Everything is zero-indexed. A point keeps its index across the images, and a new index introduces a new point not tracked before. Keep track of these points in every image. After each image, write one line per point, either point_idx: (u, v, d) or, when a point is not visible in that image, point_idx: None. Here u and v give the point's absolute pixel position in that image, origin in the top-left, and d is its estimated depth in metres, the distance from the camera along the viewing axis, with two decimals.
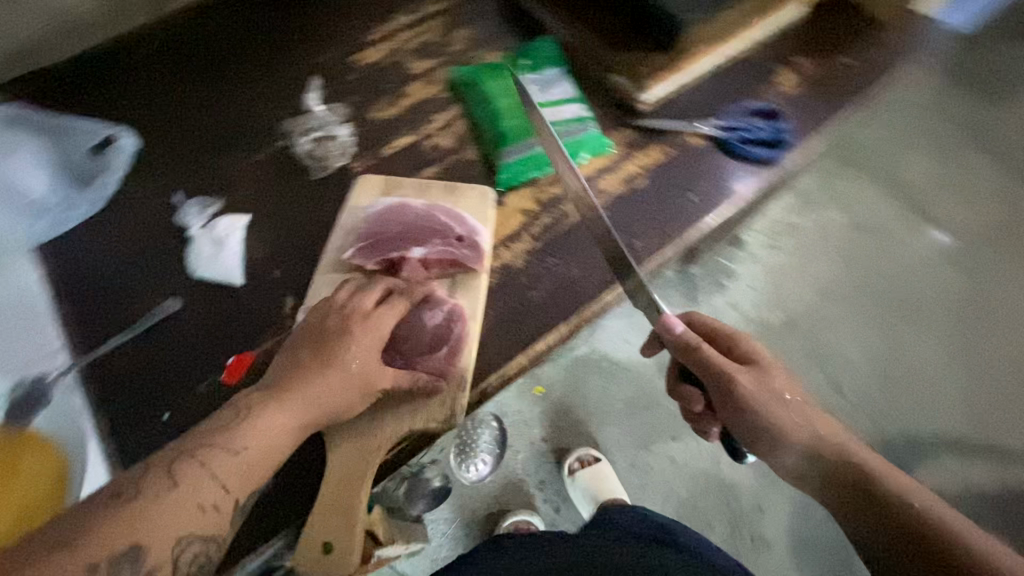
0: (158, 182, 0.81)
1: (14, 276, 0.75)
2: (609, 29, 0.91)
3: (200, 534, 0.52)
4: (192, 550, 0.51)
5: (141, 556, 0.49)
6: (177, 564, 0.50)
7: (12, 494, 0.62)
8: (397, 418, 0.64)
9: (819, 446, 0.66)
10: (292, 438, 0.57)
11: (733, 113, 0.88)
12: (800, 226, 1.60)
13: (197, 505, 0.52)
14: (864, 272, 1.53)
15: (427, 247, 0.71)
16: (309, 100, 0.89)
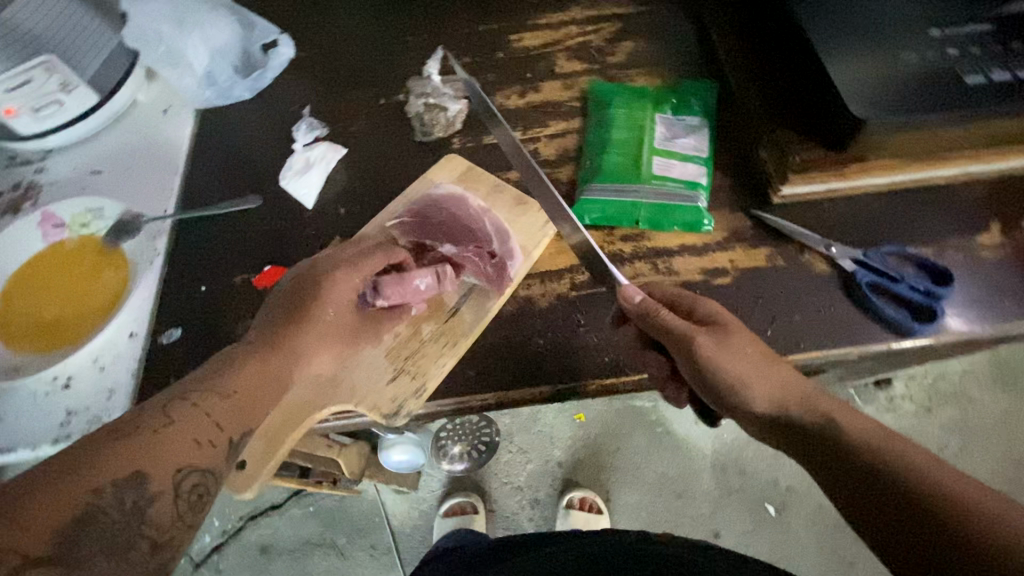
0: (301, 94, 0.92)
1: (175, 127, 0.93)
2: (777, 96, 0.74)
3: (199, 467, 0.51)
4: (191, 481, 0.50)
5: (145, 485, 0.47)
6: (177, 494, 0.49)
7: (94, 292, 0.77)
8: (352, 390, 0.67)
9: (786, 403, 0.57)
10: (274, 388, 0.58)
11: (888, 252, 0.69)
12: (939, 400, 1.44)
13: (193, 440, 0.51)
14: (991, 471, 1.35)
15: (457, 248, 0.72)
16: (427, 67, 0.90)
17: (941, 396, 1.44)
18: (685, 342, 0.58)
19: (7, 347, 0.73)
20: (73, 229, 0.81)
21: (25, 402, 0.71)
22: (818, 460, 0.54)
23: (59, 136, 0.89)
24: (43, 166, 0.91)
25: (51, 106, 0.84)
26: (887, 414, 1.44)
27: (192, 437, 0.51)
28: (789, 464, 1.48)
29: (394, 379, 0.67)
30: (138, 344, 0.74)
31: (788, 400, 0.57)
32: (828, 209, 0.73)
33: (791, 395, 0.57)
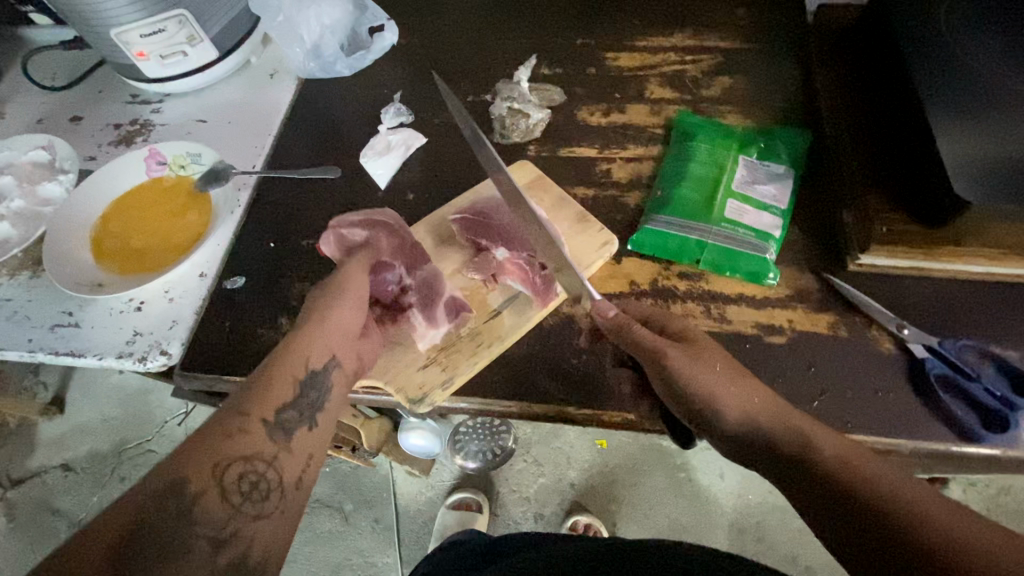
0: (396, 78, 0.96)
1: (277, 92, 0.99)
2: (874, 159, 0.70)
3: (238, 455, 0.50)
4: (236, 472, 0.50)
5: (183, 487, 0.46)
6: (224, 489, 0.48)
7: (177, 229, 0.84)
8: (385, 368, 0.69)
9: (759, 418, 0.56)
10: (318, 376, 0.59)
11: (969, 345, 0.63)
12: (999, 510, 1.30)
13: (224, 439, 0.51)
14: None
15: (510, 253, 0.73)
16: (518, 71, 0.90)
17: (1004, 512, 1.30)
18: (665, 361, 0.59)
19: (96, 263, 0.81)
20: (172, 169, 0.88)
21: (102, 316, 0.78)
22: (798, 488, 0.52)
23: (178, 83, 0.97)
24: (160, 108, 1.00)
25: (177, 56, 0.92)
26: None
27: (223, 430, 0.51)
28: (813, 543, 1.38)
29: (424, 369, 0.69)
30: (206, 284, 0.80)
31: (763, 418, 0.56)
32: (909, 286, 0.68)
33: (766, 412, 0.57)
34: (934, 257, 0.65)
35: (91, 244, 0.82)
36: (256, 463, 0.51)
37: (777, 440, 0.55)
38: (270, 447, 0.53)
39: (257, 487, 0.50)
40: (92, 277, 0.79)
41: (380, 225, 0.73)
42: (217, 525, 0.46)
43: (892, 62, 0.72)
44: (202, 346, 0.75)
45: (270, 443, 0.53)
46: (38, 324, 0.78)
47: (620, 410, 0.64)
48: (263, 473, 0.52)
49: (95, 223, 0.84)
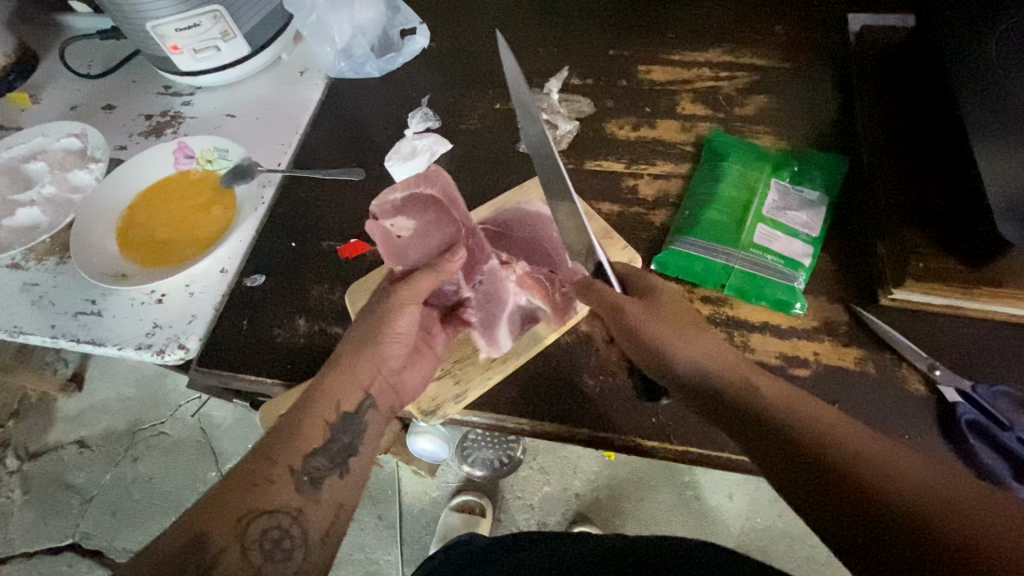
0: (425, 81, 0.95)
1: (307, 90, 1.00)
2: (914, 191, 0.68)
3: (260, 511, 0.51)
4: (261, 527, 0.51)
5: (205, 546, 0.48)
6: (247, 545, 0.49)
7: (203, 224, 0.85)
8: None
9: (758, 398, 0.54)
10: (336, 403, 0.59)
11: (1004, 389, 0.61)
12: None
13: (252, 484, 0.52)
14: None
15: (531, 267, 0.72)
16: (547, 84, 0.90)
17: None
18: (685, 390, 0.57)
19: (120, 254, 0.81)
20: (200, 163, 0.89)
21: (124, 307, 0.79)
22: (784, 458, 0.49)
23: (210, 77, 0.98)
24: (191, 100, 1.01)
25: (209, 50, 0.93)
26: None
27: (247, 480, 0.52)
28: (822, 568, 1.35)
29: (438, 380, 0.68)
30: (226, 280, 0.80)
31: (756, 391, 0.54)
32: (942, 325, 0.65)
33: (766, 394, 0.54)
34: (970, 297, 0.63)
35: (117, 234, 0.83)
36: (284, 517, 0.52)
37: (766, 410, 0.52)
38: (294, 497, 0.53)
39: (281, 544, 0.51)
40: (117, 268, 0.80)
41: (422, 219, 0.72)
42: None
43: (937, 91, 0.70)
44: (220, 343, 0.75)
45: (294, 494, 0.53)
46: (61, 311, 0.79)
47: (635, 435, 0.63)
48: (286, 528, 0.52)
49: (122, 213, 0.85)
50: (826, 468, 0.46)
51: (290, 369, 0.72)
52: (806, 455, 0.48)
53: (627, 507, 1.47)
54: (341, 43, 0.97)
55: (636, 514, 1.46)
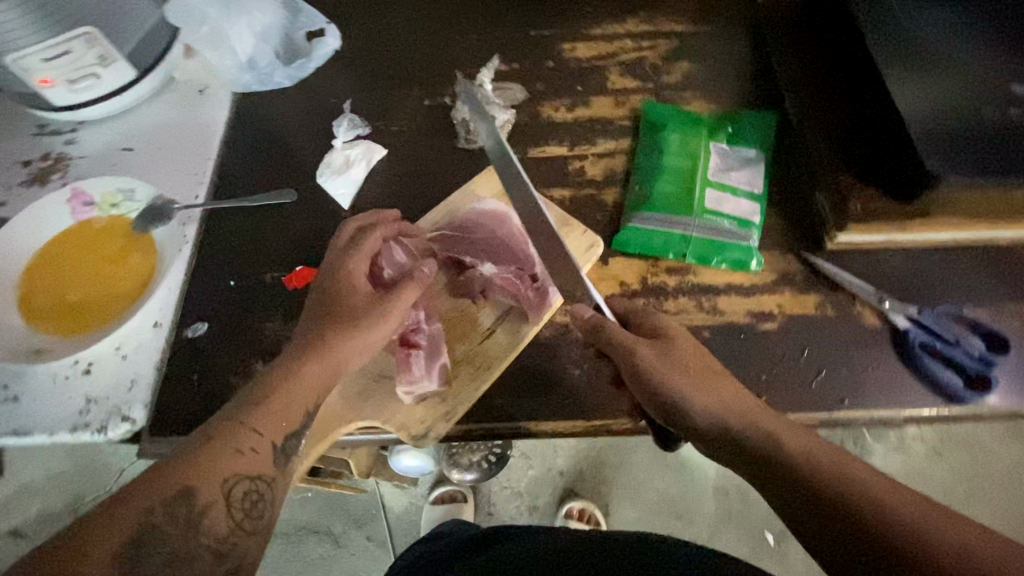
0: (343, 86, 0.89)
1: (212, 111, 0.91)
2: (841, 138, 0.72)
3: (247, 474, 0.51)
4: (238, 490, 0.50)
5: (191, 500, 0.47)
6: (229, 504, 0.49)
7: (119, 275, 0.75)
8: (381, 406, 0.65)
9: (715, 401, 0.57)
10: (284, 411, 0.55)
11: (943, 311, 0.66)
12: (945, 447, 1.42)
13: (237, 450, 0.51)
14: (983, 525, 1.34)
15: (497, 268, 0.69)
16: (480, 75, 0.87)
17: (951, 446, 1.42)
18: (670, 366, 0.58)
19: (27, 326, 0.71)
20: (103, 209, 0.79)
21: (45, 386, 0.70)
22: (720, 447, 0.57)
23: (93, 109, 0.86)
24: (74, 138, 0.89)
25: (88, 79, 0.81)
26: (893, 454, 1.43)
27: (230, 446, 0.51)
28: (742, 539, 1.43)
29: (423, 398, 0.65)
30: (162, 334, 0.73)
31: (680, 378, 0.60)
32: (886, 260, 0.70)
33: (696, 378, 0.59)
34: (904, 230, 0.68)
35: (17, 305, 0.72)
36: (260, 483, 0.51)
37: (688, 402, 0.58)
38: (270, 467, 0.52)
39: (256, 504, 0.50)
40: (28, 343, 0.70)
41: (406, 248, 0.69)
42: (219, 537, 0.48)
43: (848, 39, 0.73)
44: (171, 405, 0.68)
45: (274, 466, 0.53)
46: None
47: (629, 418, 0.63)
48: (264, 492, 0.51)
49: (19, 280, 0.74)
50: (796, 481, 0.51)
51: None
52: (776, 471, 0.53)
53: (612, 476, 1.51)
54: (241, 54, 0.89)
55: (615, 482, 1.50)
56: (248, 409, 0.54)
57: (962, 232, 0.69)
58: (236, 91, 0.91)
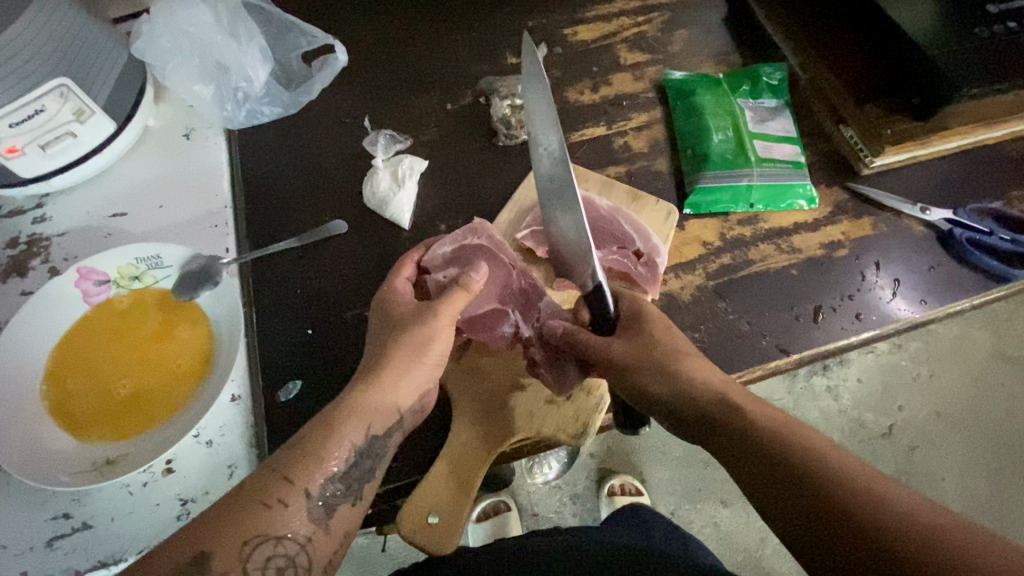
0: (352, 104, 0.83)
1: (205, 153, 0.80)
2: (854, 74, 0.79)
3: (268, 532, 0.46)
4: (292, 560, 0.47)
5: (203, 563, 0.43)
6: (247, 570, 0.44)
7: (168, 354, 0.64)
8: (528, 414, 0.64)
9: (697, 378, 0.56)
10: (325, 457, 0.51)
11: (973, 208, 0.76)
12: (936, 338, 1.50)
13: (259, 503, 0.47)
14: (986, 404, 1.43)
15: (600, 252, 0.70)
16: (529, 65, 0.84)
17: (942, 340, 1.49)
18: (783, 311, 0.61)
19: (79, 439, 0.60)
20: (121, 284, 0.67)
21: (123, 499, 0.59)
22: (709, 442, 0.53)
23: (68, 175, 0.73)
24: (44, 214, 0.75)
25: (63, 140, 0.69)
26: (866, 356, 1.48)
27: (257, 500, 0.47)
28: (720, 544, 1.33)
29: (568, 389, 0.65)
30: (244, 408, 0.64)
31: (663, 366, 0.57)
32: (908, 175, 0.79)
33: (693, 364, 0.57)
34: (926, 144, 0.76)
35: (54, 418, 0.60)
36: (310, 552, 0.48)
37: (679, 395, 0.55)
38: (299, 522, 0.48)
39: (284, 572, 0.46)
40: (89, 457, 0.59)
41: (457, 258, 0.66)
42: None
43: None
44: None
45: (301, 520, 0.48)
46: (27, 548, 0.57)
47: (757, 364, 0.68)
48: (292, 556, 0.47)
49: (43, 389, 0.61)
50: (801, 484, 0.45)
51: (395, 465, 0.62)
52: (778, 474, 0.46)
53: None
54: (236, 83, 0.80)
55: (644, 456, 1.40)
56: (285, 454, 0.50)
57: (968, 135, 0.78)
58: (232, 128, 0.81)
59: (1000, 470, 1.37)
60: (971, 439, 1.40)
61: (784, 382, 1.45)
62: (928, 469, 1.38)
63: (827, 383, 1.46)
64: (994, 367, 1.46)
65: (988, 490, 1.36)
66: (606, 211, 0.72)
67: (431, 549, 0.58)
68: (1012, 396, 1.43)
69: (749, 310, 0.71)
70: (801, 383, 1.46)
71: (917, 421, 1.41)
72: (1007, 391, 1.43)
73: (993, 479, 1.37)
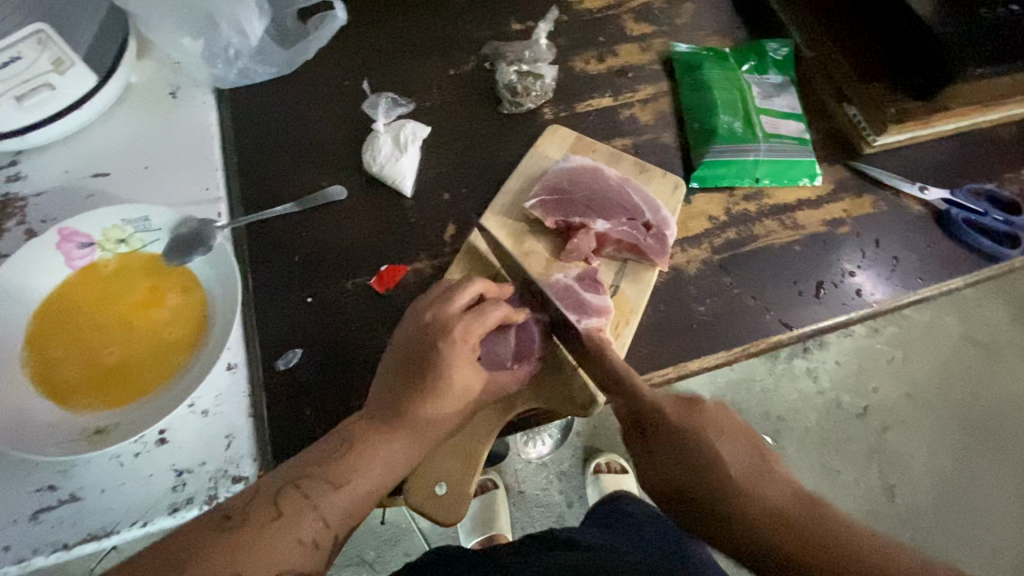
0: (349, 66, 0.80)
1: (194, 111, 0.75)
2: (860, 50, 0.79)
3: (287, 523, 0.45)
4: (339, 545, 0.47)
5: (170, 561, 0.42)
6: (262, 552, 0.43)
7: (159, 320, 0.61)
8: (539, 384, 0.64)
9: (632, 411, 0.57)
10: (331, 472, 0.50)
11: (967, 189, 0.78)
12: (914, 322, 1.54)
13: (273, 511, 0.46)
14: (957, 386, 1.48)
15: (608, 224, 0.70)
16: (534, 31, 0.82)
17: (919, 324, 1.53)
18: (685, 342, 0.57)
19: (65, 408, 0.56)
20: (106, 247, 0.63)
21: (113, 470, 0.57)
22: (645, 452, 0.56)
23: (45, 130, 0.68)
24: (19, 172, 0.70)
25: (41, 92, 0.64)
26: (845, 339, 1.52)
27: None
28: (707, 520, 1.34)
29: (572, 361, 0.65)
30: (242, 376, 0.62)
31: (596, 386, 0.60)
32: (906, 155, 0.80)
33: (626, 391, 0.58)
34: (927, 124, 0.77)
35: (37, 385, 0.57)
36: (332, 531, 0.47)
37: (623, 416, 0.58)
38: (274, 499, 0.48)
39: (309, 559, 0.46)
40: (77, 426, 0.56)
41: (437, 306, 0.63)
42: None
43: None
44: (299, 445, 0.61)
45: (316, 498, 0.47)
46: (10, 521, 0.54)
47: (762, 338, 0.68)
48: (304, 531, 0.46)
49: (24, 355, 0.58)
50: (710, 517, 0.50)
51: None
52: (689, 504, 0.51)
53: None
54: (226, 39, 0.75)
55: None
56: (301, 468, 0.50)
57: (967, 118, 0.79)
58: (222, 88, 0.77)
59: (968, 449, 1.43)
60: (941, 418, 1.46)
61: (766, 364, 1.48)
62: (900, 448, 1.43)
63: (808, 364, 1.49)
64: (964, 351, 1.52)
65: (954, 469, 1.41)
66: (616, 184, 0.72)
67: (437, 517, 0.58)
68: (980, 379, 1.49)
69: (753, 284, 0.71)
70: (783, 365, 1.49)
71: (890, 403, 1.46)
72: (974, 374, 1.49)
73: (959, 459, 1.42)
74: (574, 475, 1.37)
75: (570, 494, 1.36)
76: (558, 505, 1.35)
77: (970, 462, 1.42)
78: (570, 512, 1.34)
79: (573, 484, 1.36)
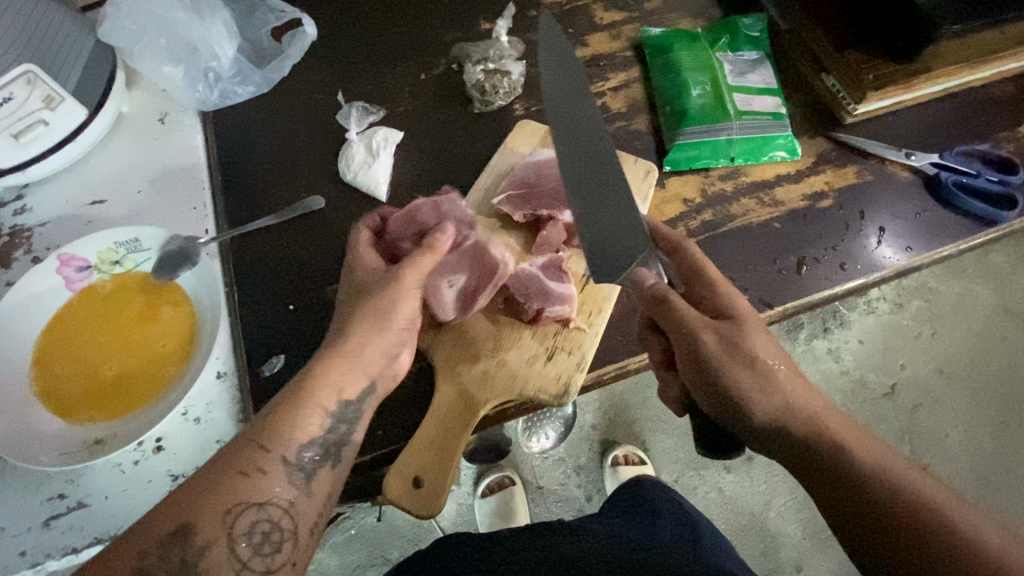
0: (325, 80, 0.82)
1: (181, 135, 0.79)
2: (835, 19, 0.77)
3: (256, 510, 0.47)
4: None
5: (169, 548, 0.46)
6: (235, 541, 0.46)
7: (155, 333, 0.65)
8: (511, 375, 0.65)
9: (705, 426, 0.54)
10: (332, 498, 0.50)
11: (958, 151, 0.74)
12: (938, 295, 1.47)
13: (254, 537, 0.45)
14: (989, 358, 1.41)
15: None
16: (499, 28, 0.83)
17: (944, 295, 1.47)
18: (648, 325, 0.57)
19: (69, 422, 0.60)
20: (102, 269, 0.67)
21: (116, 477, 0.60)
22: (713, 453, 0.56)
23: (43, 164, 0.72)
24: (25, 205, 0.75)
25: (35, 128, 0.68)
26: (865, 316, 1.46)
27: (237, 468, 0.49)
28: (730, 510, 1.30)
29: (548, 348, 0.66)
30: (231, 383, 0.65)
31: None
32: (890, 122, 0.78)
33: None
34: (910, 89, 0.75)
35: (44, 401, 0.61)
36: None
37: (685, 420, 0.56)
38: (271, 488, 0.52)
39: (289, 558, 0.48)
40: (79, 438, 0.59)
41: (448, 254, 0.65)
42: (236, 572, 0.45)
43: None
44: None
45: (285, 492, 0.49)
46: (24, 529, 0.58)
47: None
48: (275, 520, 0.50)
49: (31, 374, 0.62)
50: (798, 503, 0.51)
51: (381, 434, 0.63)
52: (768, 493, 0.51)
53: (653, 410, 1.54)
54: (205, 63, 0.79)
55: (646, 424, 1.39)
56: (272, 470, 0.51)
57: (955, 78, 0.76)
58: (206, 110, 0.81)
59: (1003, 423, 1.37)
60: (973, 392, 1.40)
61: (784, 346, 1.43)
62: (930, 425, 1.37)
63: (828, 344, 1.44)
64: (996, 322, 1.44)
65: (991, 445, 1.35)
66: None
67: (421, 510, 0.59)
68: (1014, 351, 1.42)
69: (732, 266, 0.70)
70: (800, 346, 1.44)
71: (917, 379, 1.40)
72: (1008, 345, 1.42)
73: (996, 434, 1.36)
74: (588, 468, 1.36)
75: (586, 488, 1.35)
76: (575, 499, 1.35)
77: (1007, 438, 1.35)
78: (588, 505, 1.34)
79: (588, 477, 1.36)
